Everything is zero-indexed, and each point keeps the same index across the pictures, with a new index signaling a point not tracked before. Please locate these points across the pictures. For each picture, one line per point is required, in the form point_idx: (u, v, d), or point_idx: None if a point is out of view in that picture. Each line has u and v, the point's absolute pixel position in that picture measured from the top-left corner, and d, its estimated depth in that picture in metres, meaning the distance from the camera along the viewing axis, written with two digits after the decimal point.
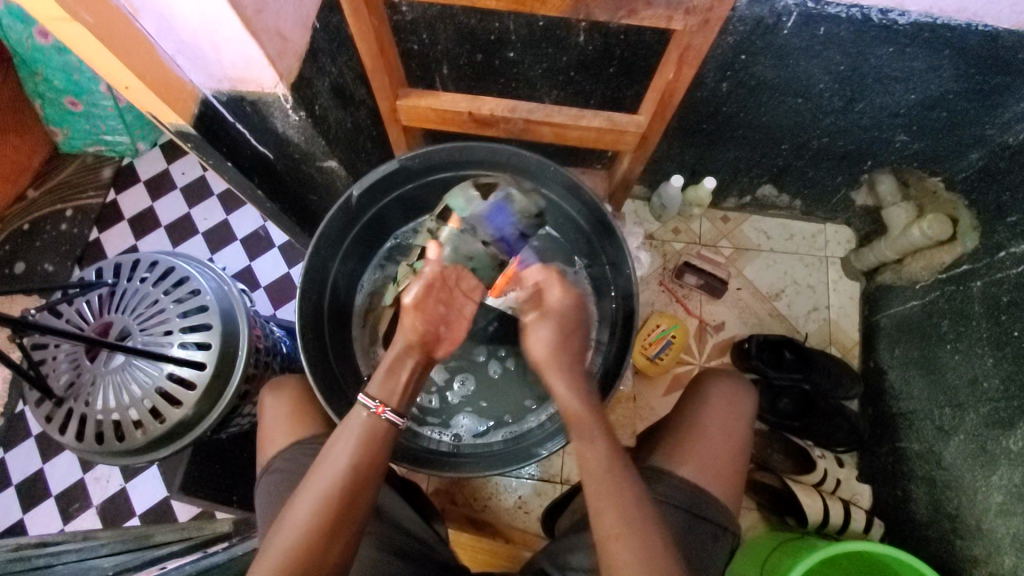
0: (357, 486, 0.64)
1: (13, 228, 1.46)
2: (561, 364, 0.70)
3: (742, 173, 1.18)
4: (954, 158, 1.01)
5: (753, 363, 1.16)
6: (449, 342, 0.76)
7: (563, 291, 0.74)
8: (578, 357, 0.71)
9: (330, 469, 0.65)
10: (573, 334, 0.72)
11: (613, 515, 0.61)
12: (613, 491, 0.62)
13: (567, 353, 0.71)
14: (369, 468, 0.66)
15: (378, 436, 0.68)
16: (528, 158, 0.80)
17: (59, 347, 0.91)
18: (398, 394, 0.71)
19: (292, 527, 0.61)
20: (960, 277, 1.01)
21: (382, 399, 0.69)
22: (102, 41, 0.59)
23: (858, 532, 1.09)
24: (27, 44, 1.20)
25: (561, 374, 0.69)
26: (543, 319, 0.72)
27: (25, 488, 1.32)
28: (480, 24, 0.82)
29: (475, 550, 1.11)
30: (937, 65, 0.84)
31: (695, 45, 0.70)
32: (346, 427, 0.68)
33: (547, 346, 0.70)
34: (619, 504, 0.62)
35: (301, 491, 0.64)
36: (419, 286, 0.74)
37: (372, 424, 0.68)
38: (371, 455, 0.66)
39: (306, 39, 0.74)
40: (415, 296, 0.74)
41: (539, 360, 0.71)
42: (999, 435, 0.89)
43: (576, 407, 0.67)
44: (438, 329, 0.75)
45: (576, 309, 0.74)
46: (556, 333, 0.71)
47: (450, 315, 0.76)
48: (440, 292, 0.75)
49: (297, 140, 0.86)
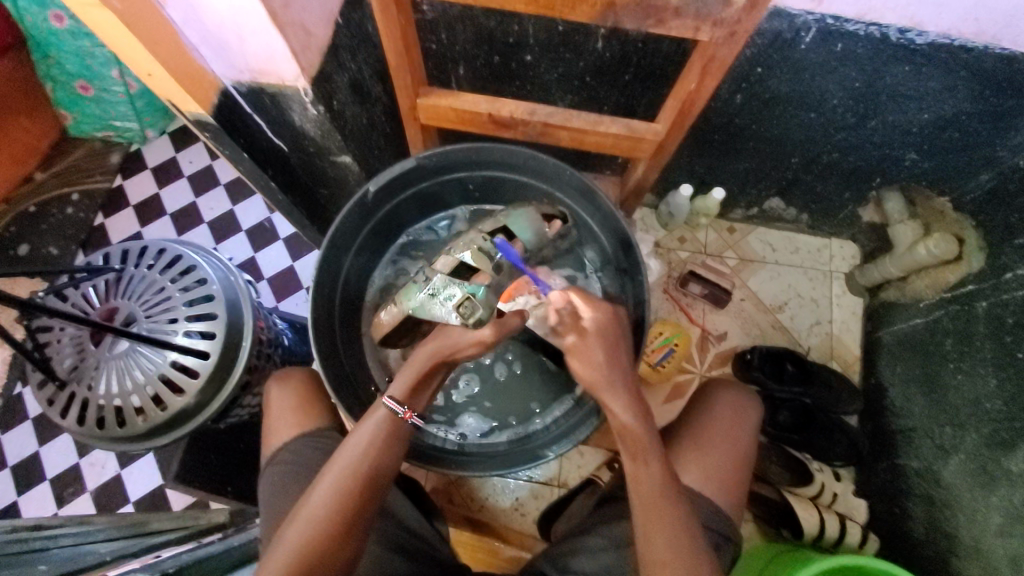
0: (371, 482, 0.65)
1: (18, 210, 1.46)
2: (616, 384, 0.65)
3: (750, 185, 1.19)
4: (962, 179, 1.02)
5: (754, 375, 1.17)
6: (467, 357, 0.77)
7: (594, 308, 0.68)
8: (629, 373, 0.67)
9: (345, 465, 0.65)
10: (619, 352, 0.67)
11: (662, 543, 0.62)
12: (664, 518, 0.63)
13: (620, 373, 0.66)
14: (383, 464, 0.66)
15: (396, 434, 0.68)
16: (545, 162, 0.81)
17: (63, 331, 0.91)
18: (424, 396, 0.71)
19: (308, 521, 0.62)
20: (965, 296, 1.01)
21: (410, 403, 0.68)
22: (130, 27, 0.60)
23: (852, 548, 1.09)
24: (41, 27, 1.19)
25: (617, 394, 0.65)
26: (585, 340, 0.67)
27: (20, 470, 1.32)
28: (500, 26, 0.82)
29: (474, 549, 1.13)
30: (952, 85, 0.85)
31: (720, 56, 0.70)
32: (365, 424, 0.67)
33: (602, 367, 0.65)
34: (671, 533, 0.63)
35: (315, 485, 0.64)
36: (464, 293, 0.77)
37: (392, 423, 0.68)
38: (387, 452, 0.67)
39: (329, 34, 0.74)
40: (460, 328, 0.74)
41: (591, 383, 0.66)
42: (999, 456, 0.89)
43: (631, 428, 0.65)
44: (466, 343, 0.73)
45: (614, 321, 0.69)
46: (605, 352, 0.66)
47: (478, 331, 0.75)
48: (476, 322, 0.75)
49: (313, 134, 0.86)
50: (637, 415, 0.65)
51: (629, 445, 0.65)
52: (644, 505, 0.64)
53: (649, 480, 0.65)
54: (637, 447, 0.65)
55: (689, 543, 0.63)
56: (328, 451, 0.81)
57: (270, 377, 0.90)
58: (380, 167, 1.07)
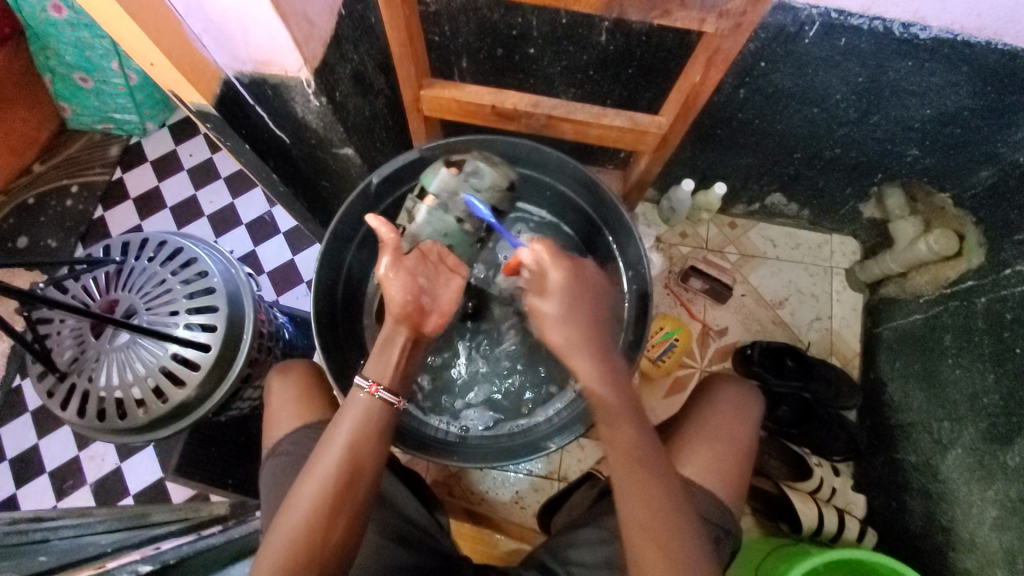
0: (355, 467, 0.65)
1: (17, 201, 1.46)
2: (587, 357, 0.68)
3: (752, 180, 1.19)
4: (964, 174, 1.02)
5: (754, 369, 1.17)
6: (436, 314, 0.72)
7: (554, 271, 0.69)
8: (589, 332, 0.68)
9: (329, 450, 0.65)
10: (574, 309, 0.68)
11: (632, 514, 0.63)
12: (641, 489, 0.64)
13: (576, 336, 0.68)
14: (366, 448, 0.66)
15: (377, 416, 0.68)
16: (548, 154, 0.81)
17: (64, 323, 0.91)
18: (391, 370, 0.69)
19: (296, 508, 0.63)
20: (965, 292, 1.01)
21: (377, 377, 0.69)
22: (133, 16, 0.59)
23: (851, 541, 1.10)
24: (40, 18, 1.18)
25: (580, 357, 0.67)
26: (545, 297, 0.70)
27: (19, 462, 1.32)
28: (503, 18, 0.82)
29: (475, 540, 1.14)
30: (953, 81, 0.85)
31: (725, 48, 0.70)
32: (345, 410, 0.68)
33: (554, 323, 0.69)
34: (646, 498, 0.64)
35: (303, 474, 0.65)
36: (390, 256, 0.69)
37: (369, 406, 0.68)
38: (368, 435, 0.66)
39: (331, 25, 0.74)
40: (388, 267, 0.69)
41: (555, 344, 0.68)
42: (996, 450, 0.90)
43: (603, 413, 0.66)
44: (421, 301, 0.71)
45: (573, 285, 0.69)
46: (564, 311, 0.68)
47: (434, 285, 0.72)
48: (419, 263, 0.72)
49: (315, 126, 0.86)
50: (605, 395, 0.66)
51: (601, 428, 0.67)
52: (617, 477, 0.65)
53: (622, 445, 0.65)
54: (607, 423, 0.66)
55: (664, 511, 0.63)
56: None
57: (271, 371, 0.91)
58: (382, 160, 1.07)
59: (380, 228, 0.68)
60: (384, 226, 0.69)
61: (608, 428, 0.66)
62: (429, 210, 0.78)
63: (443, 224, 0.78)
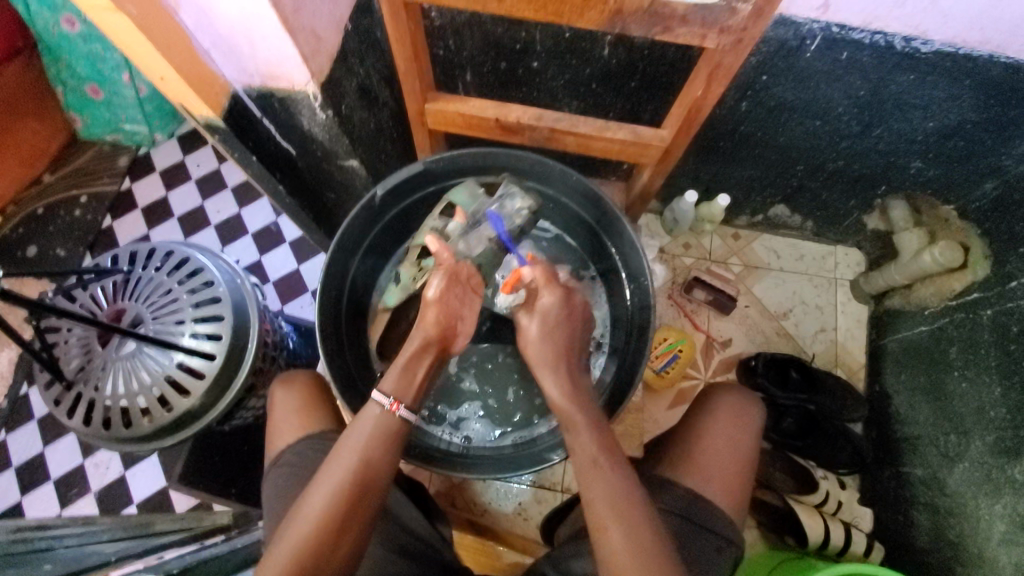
0: (367, 481, 0.65)
1: (27, 211, 1.47)
2: (550, 362, 0.74)
3: (755, 192, 1.19)
4: (968, 187, 1.02)
5: (759, 380, 1.17)
6: (463, 336, 0.77)
7: (551, 288, 0.78)
8: (564, 352, 0.76)
9: (343, 461, 0.65)
10: (556, 329, 0.76)
11: (618, 550, 0.61)
12: (629, 520, 0.62)
13: (553, 350, 0.75)
14: (380, 460, 0.67)
15: (390, 430, 0.68)
16: (551, 167, 0.82)
17: (71, 331, 0.92)
18: (412, 390, 0.71)
19: (306, 518, 0.62)
20: (971, 304, 1.01)
21: (396, 395, 0.69)
22: (144, 31, 0.60)
23: (858, 556, 1.08)
24: (53, 31, 1.20)
25: (550, 375, 0.74)
26: (532, 318, 0.77)
27: (24, 470, 1.33)
28: (507, 32, 0.83)
29: (478, 553, 1.16)
30: (956, 94, 0.85)
31: (726, 63, 0.71)
32: (360, 421, 0.68)
33: (529, 327, 0.76)
34: (634, 530, 0.62)
35: (314, 482, 0.65)
36: (442, 278, 0.74)
37: (385, 419, 0.68)
38: (381, 448, 0.67)
39: (338, 39, 0.75)
40: (439, 290, 0.74)
41: (530, 358, 0.76)
42: (1004, 463, 0.89)
43: (584, 452, 0.68)
44: (454, 326, 0.75)
45: (566, 305, 0.78)
46: (545, 331, 0.76)
47: (464, 309, 0.76)
48: (461, 288, 0.76)
49: (321, 138, 0.87)
50: (586, 432, 0.69)
51: (580, 468, 0.67)
52: (598, 508, 0.64)
53: (606, 484, 0.65)
54: (603, 453, 0.67)
55: (650, 545, 0.61)
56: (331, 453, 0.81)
57: (274, 380, 0.91)
58: (386, 171, 1.08)
59: (439, 251, 0.77)
60: (442, 248, 0.77)
61: (592, 459, 0.67)
62: (462, 227, 0.83)
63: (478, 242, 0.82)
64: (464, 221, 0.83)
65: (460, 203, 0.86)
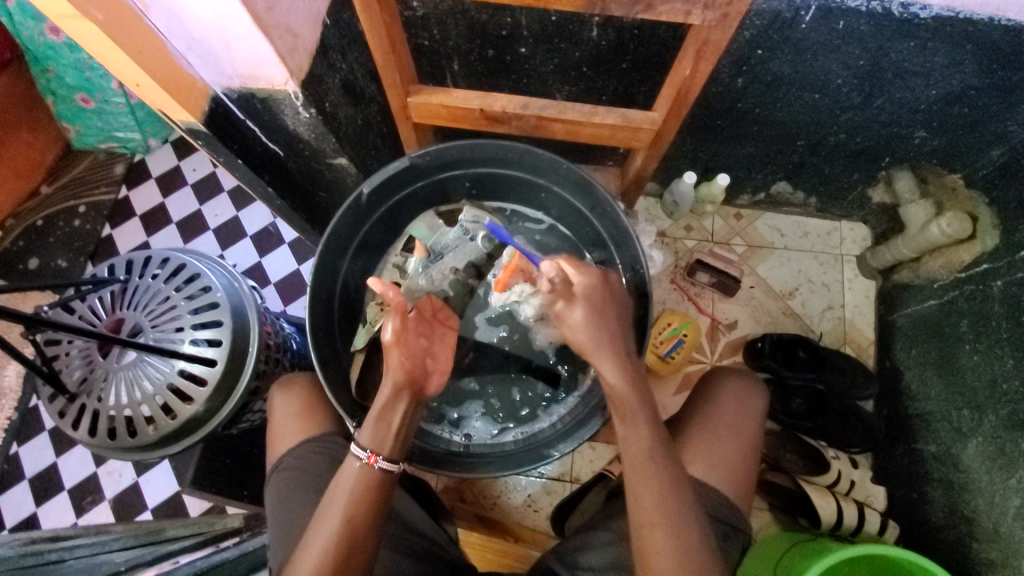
0: (358, 533, 0.63)
1: (26, 224, 1.47)
2: (602, 346, 0.67)
3: (756, 170, 1.17)
4: (974, 154, 0.99)
5: (765, 363, 1.15)
6: (437, 374, 0.71)
7: (584, 272, 0.69)
8: (617, 336, 0.68)
9: (326, 522, 0.63)
10: (604, 313, 0.68)
11: (663, 551, 0.61)
12: (670, 521, 0.62)
13: (605, 336, 0.67)
14: (363, 521, 0.64)
15: (373, 488, 0.65)
16: (540, 156, 0.80)
17: (72, 343, 0.91)
18: (391, 439, 0.67)
19: (314, 548, 0.62)
20: (980, 276, 0.98)
21: (374, 447, 0.66)
22: (112, 37, 0.59)
23: (872, 535, 1.07)
24: (39, 41, 1.19)
25: (606, 357, 0.66)
26: (572, 304, 0.68)
27: (38, 481, 1.34)
28: (492, 18, 0.81)
29: (485, 550, 1.09)
30: (958, 60, 0.82)
31: (713, 40, 0.68)
32: (340, 480, 0.66)
33: (578, 314, 0.67)
34: (677, 531, 0.62)
35: (327, 502, 0.65)
36: (395, 319, 0.69)
37: (364, 477, 0.65)
38: (364, 509, 0.64)
39: (317, 35, 0.73)
40: (394, 331, 0.68)
41: (581, 345, 0.67)
42: (1018, 437, 0.87)
43: (639, 447, 0.65)
44: (423, 364, 0.70)
45: (605, 287, 0.69)
46: (592, 316, 0.67)
47: (433, 347, 0.72)
48: (419, 325, 0.72)
49: (307, 137, 0.85)
50: (643, 426, 0.65)
51: (632, 466, 0.65)
52: (650, 511, 0.62)
53: (654, 488, 0.63)
54: (642, 454, 0.64)
55: (695, 549, 0.61)
56: (333, 456, 0.81)
57: (274, 385, 0.90)
58: (377, 166, 1.06)
59: (384, 291, 0.68)
60: (387, 288, 0.68)
61: (643, 459, 0.64)
62: (422, 262, 0.88)
63: (439, 272, 0.88)
64: (424, 255, 0.88)
65: (419, 236, 0.91)
